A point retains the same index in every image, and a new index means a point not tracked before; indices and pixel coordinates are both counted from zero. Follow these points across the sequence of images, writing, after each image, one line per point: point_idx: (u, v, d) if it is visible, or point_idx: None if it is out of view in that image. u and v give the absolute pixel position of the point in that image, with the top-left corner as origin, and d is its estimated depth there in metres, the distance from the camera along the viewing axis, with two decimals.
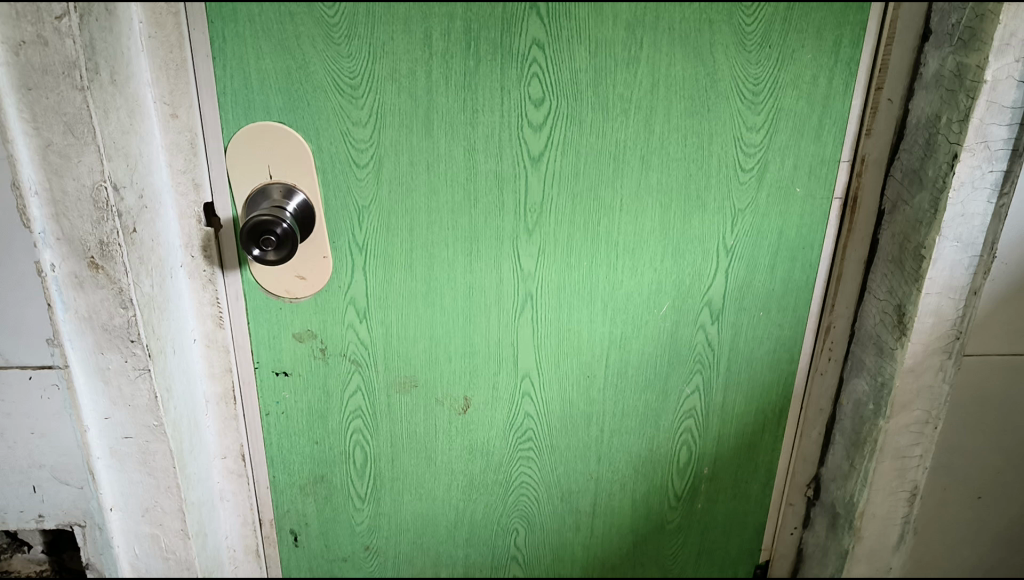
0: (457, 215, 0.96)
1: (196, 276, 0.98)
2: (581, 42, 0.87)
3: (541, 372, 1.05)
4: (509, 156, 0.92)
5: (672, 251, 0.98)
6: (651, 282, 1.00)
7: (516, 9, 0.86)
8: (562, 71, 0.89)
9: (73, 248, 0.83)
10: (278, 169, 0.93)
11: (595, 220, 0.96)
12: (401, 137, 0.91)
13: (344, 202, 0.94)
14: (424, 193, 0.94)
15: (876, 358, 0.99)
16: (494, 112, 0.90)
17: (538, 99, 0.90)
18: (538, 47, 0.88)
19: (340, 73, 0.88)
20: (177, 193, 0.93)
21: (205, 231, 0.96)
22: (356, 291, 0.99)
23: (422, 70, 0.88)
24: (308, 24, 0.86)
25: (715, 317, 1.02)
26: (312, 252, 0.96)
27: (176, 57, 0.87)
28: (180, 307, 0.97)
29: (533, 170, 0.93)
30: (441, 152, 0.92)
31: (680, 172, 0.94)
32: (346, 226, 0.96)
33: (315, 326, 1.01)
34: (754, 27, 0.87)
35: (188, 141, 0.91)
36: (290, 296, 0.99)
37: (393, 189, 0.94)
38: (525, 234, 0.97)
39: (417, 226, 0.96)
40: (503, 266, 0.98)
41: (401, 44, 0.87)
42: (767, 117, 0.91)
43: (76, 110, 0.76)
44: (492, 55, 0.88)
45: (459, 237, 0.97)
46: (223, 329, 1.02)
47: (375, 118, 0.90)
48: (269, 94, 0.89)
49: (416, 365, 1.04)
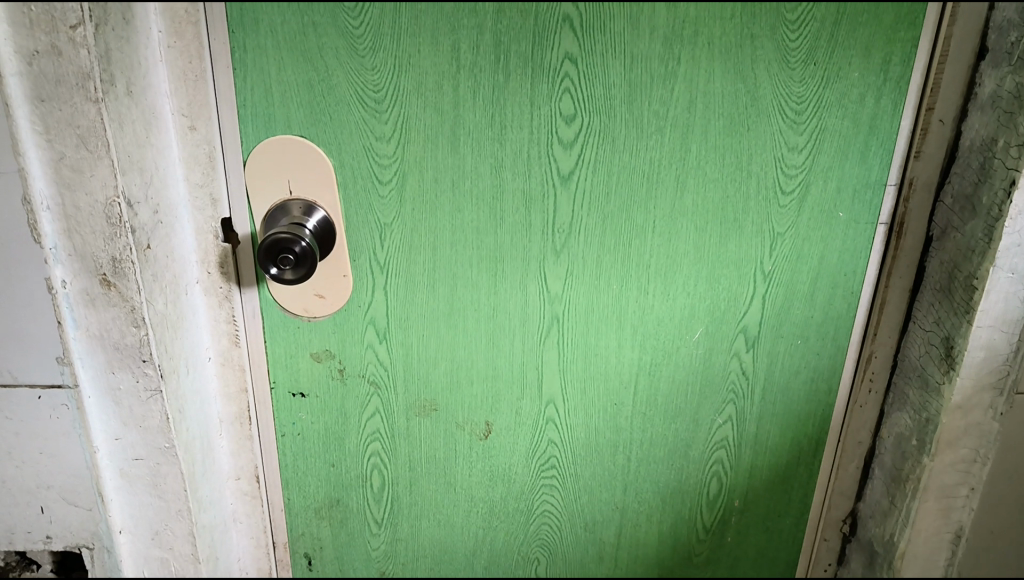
0: (482, 235, 0.92)
1: (212, 293, 0.95)
2: (616, 56, 0.84)
3: (567, 399, 1.01)
4: (538, 174, 0.89)
5: (706, 276, 0.94)
6: (684, 307, 0.95)
7: (549, 21, 0.82)
8: (595, 86, 0.85)
9: (86, 265, 0.80)
10: (297, 184, 0.90)
11: (628, 242, 0.92)
12: (426, 152, 0.88)
13: (365, 219, 0.91)
14: (449, 211, 0.91)
15: (921, 392, 0.94)
16: (523, 128, 0.87)
17: (569, 115, 0.86)
18: (571, 61, 0.84)
19: (365, 86, 0.85)
20: (193, 208, 0.91)
21: (222, 247, 0.93)
22: (376, 311, 0.96)
23: (449, 84, 0.85)
24: (332, 35, 0.83)
25: (751, 345, 0.97)
26: (331, 269, 0.93)
27: (196, 67, 0.85)
28: (194, 325, 0.94)
29: (562, 189, 0.90)
30: (468, 168, 0.89)
31: (717, 193, 0.89)
32: (368, 243, 0.93)
33: (333, 346, 0.98)
34: (799, 43, 0.83)
35: (207, 154, 0.89)
36: (307, 315, 0.96)
37: (416, 207, 0.91)
38: (553, 255, 0.93)
39: (441, 245, 0.93)
40: (529, 288, 0.95)
41: (428, 57, 0.84)
42: (810, 137, 0.87)
43: (89, 122, 0.74)
44: (523, 68, 0.84)
45: (484, 256, 0.93)
46: (238, 348, 0.98)
47: (400, 133, 0.87)
48: (291, 106, 0.86)
49: (437, 388, 1.00)
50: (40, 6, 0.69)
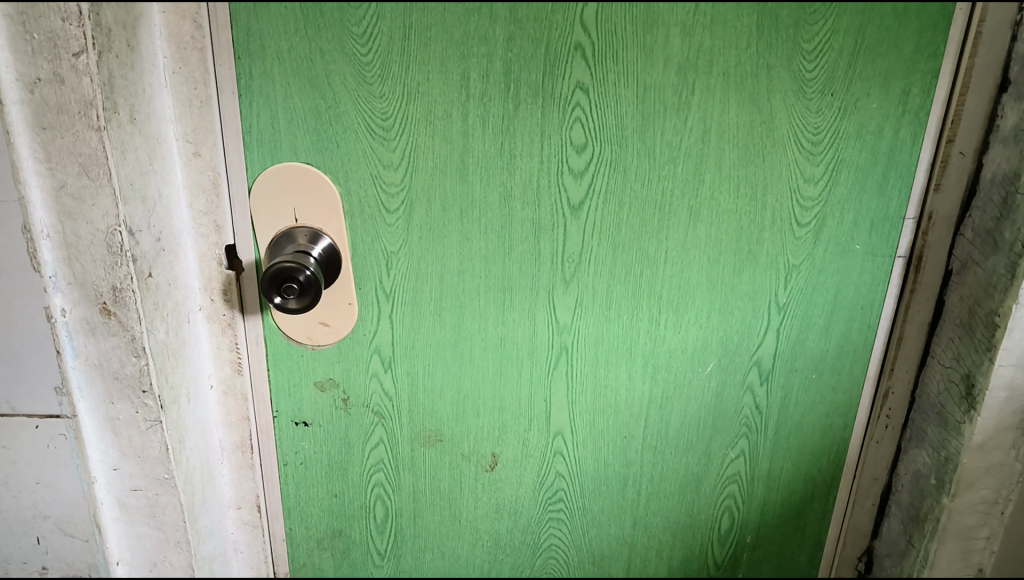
0: (490, 264, 0.90)
1: (215, 320, 0.94)
2: (628, 85, 0.82)
3: (575, 431, 0.99)
4: (548, 203, 0.87)
5: (719, 308, 0.91)
6: (697, 340, 0.93)
7: (560, 50, 0.81)
8: (607, 116, 0.84)
9: (85, 294, 0.78)
10: (304, 211, 0.89)
11: (639, 272, 0.90)
12: (435, 180, 0.87)
13: (371, 246, 0.90)
14: (457, 240, 0.89)
15: (940, 430, 0.91)
16: (533, 157, 0.85)
17: (580, 145, 0.85)
18: (582, 90, 0.83)
19: (373, 114, 0.84)
20: (198, 235, 0.90)
21: (225, 274, 0.92)
22: (381, 340, 0.94)
23: (458, 112, 0.84)
24: (340, 62, 0.82)
25: (764, 378, 0.95)
26: (336, 297, 0.91)
27: (201, 93, 0.84)
28: (196, 352, 0.92)
29: (572, 219, 0.88)
30: (477, 198, 0.88)
31: (731, 224, 0.88)
32: (374, 271, 0.91)
33: (338, 374, 0.96)
34: (816, 73, 0.81)
35: (211, 180, 0.88)
36: (312, 343, 0.94)
37: (424, 235, 0.89)
38: (562, 285, 0.91)
39: (448, 273, 0.91)
40: (537, 318, 0.93)
41: (437, 85, 0.83)
42: (827, 168, 0.85)
43: (91, 151, 0.72)
44: (533, 97, 0.83)
45: (492, 285, 0.91)
46: (241, 376, 0.97)
47: (408, 161, 0.86)
48: (297, 133, 0.85)
49: (442, 420, 0.98)
50: (44, 33, 0.68)
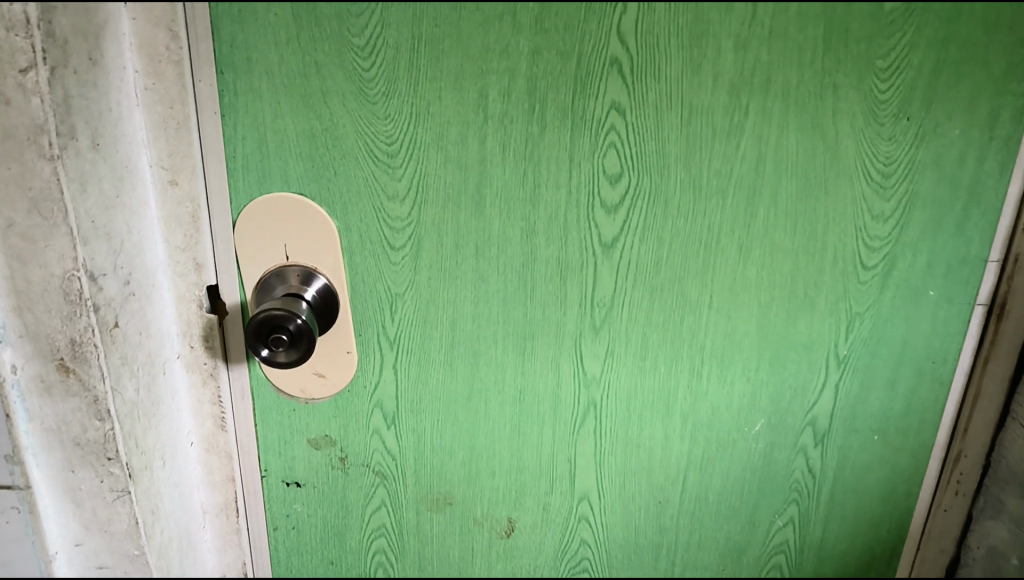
0: (509, 308, 0.79)
1: (195, 370, 0.82)
2: (672, 106, 0.71)
3: (603, 494, 0.87)
4: (576, 241, 0.76)
5: (770, 360, 0.80)
6: (744, 395, 0.81)
7: (593, 66, 0.70)
8: (646, 141, 0.72)
9: (40, 348, 0.68)
10: (295, 248, 0.78)
11: (679, 320, 0.78)
12: (446, 213, 0.76)
13: (373, 288, 0.79)
14: (471, 281, 0.78)
15: (1020, 502, 0.79)
16: (560, 188, 0.74)
17: (614, 174, 0.73)
18: (618, 111, 0.71)
19: (377, 137, 0.73)
20: (176, 274, 0.78)
21: (207, 318, 0.81)
22: (384, 392, 0.83)
23: (475, 136, 0.73)
24: (338, 77, 0.71)
25: (819, 439, 0.83)
26: (334, 345, 0.80)
27: (178, 113, 0.72)
28: (173, 407, 0.81)
29: (603, 258, 0.76)
30: (495, 234, 0.76)
31: (786, 266, 0.76)
32: (376, 316, 0.80)
33: (334, 431, 0.85)
34: (889, 95, 0.70)
35: (190, 214, 0.76)
36: (305, 396, 0.83)
37: (434, 274, 0.78)
38: (591, 332, 0.79)
39: (461, 318, 0.80)
40: (562, 370, 0.81)
41: (451, 104, 0.72)
42: (899, 204, 0.74)
43: (43, 183, 0.62)
44: (561, 119, 0.72)
45: (511, 331, 0.80)
46: (225, 432, 0.85)
47: (416, 192, 0.75)
48: (289, 159, 0.74)
49: (452, 481, 0.87)
50: None
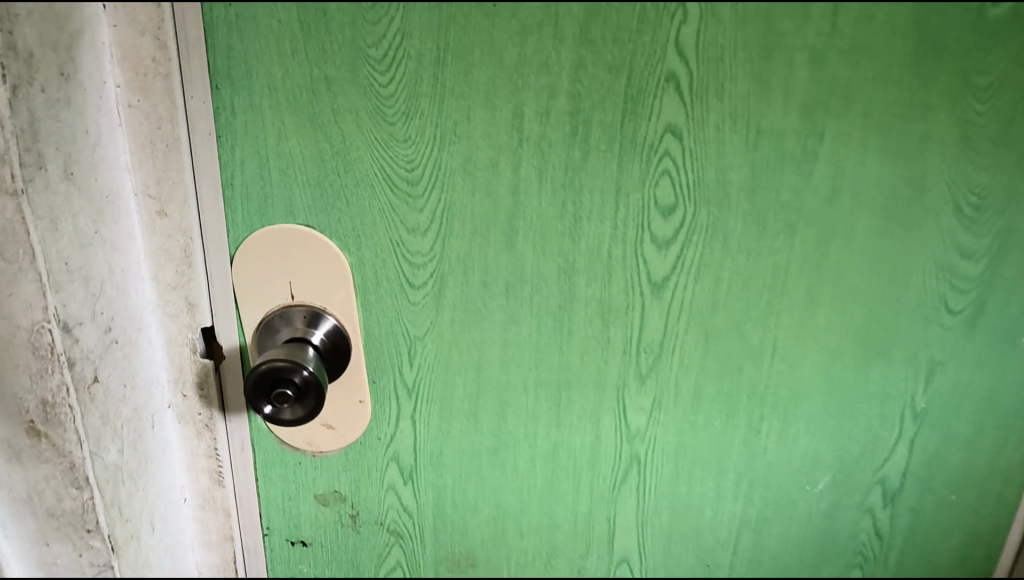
0: (543, 354, 0.70)
1: (189, 420, 0.74)
2: (736, 129, 0.61)
3: (644, 556, 0.78)
4: (621, 280, 0.66)
5: (838, 413, 0.71)
6: (807, 451, 0.72)
7: (646, 82, 0.61)
8: (705, 169, 0.63)
9: (8, 412, 0.63)
10: (302, 286, 0.68)
11: (736, 368, 0.69)
12: (473, 248, 0.66)
13: (390, 330, 0.70)
14: (500, 324, 0.69)
15: None
16: (604, 221, 0.65)
17: (667, 206, 0.64)
18: (673, 134, 0.62)
19: (395, 162, 0.64)
20: (166, 314, 0.69)
21: (201, 363, 0.72)
22: (400, 446, 0.74)
23: (508, 161, 0.63)
24: (351, 94, 0.62)
25: (889, 499, 0.74)
26: (345, 393, 0.72)
27: (167, 134, 0.62)
28: (163, 462, 0.73)
29: (652, 300, 0.67)
30: (528, 271, 0.67)
31: (861, 309, 0.67)
32: (393, 362, 0.71)
33: (345, 486, 0.76)
34: (988, 118, 0.61)
35: (182, 248, 0.67)
36: (312, 449, 0.74)
37: (458, 316, 0.69)
38: (636, 381, 0.70)
39: (488, 364, 0.70)
40: (602, 423, 0.72)
41: (480, 125, 0.62)
42: (992, 241, 0.64)
43: (6, 222, 0.56)
44: (607, 143, 0.62)
45: (545, 381, 0.71)
46: (223, 488, 0.77)
47: (439, 224, 0.66)
48: (294, 186, 0.65)
49: (476, 540, 0.78)
50: None
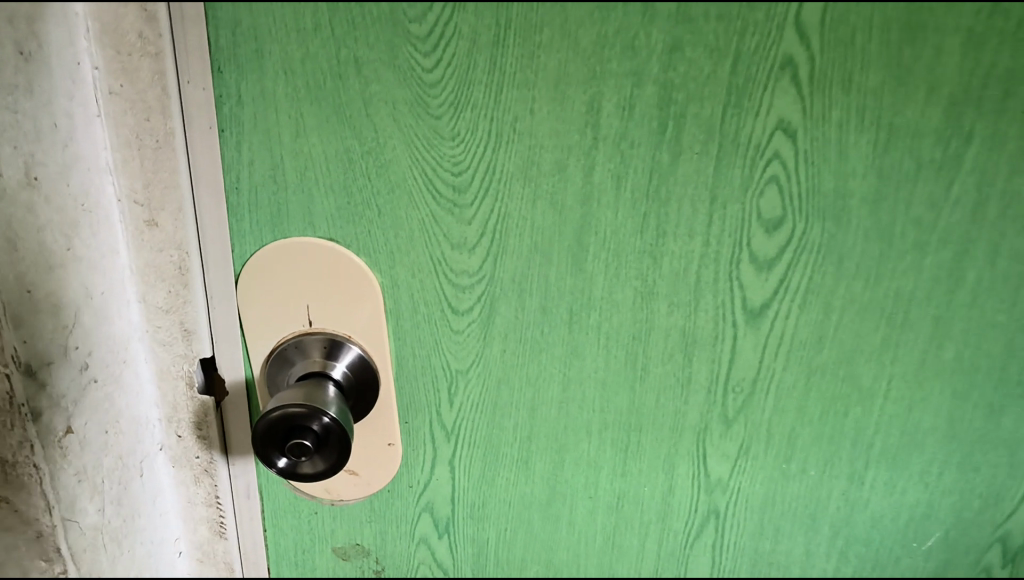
0: (611, 393, 0.58)
1: (185, 464, 0.62)
2: (864, 128, 0.50)
3: None
4: (710, 307, 0.55)
5: (958, 463, 0.60)
6: (917, 505, 0.61)
7: (757, 68, 0.49)
8: (822, 176, 0.51)
9: None
10: (322, 311, 0.56)
11: (841, 411, 0.58)
12: (533, 267, 0.55)
13: (426, 363, 0.58)
14: (561, 358, 0.57)
15: None
16: (694, 238, 0.53)
17: (772, 219, 0.52)
18: (785, 133, 0.50)
19: (439, 163, 0.52)
20: (157, 343, 0.57)
21: (200, 400, 0.60)
22: (435, 494, 0.63)
23: (579, 164, 0.51)
24: (386, 81, 0.49)
25: (1009, 558, 0.64)
26: (371, 436, 0.60)
27: (157, 127, 0.50)
28: (155, 511, 0.63)
29: (747, 331, 0.56)
30: (598, 297, 0.55)
31: (996, 344, 0.56)
32: (429, 400, 0.60)
33: (369, 539, 0.66)
34: None
35: (176, 265, 0.54)
36: (331, 496, 0.63)
37: (511, 348, 0.57)
38: (720, 425, 0.59)
39: (544, 404, 0.59)
40: (676, 472, 0.61)
41: (546, 121, 0.50)
42: None
43: None
44: (703, 143, 0.51)
45: (612, 423, 0.59)
46: (225, 540, 0.66)
47: (491, 239, 0.54)
48: (314, 192, 0.53)
49: None
50: None
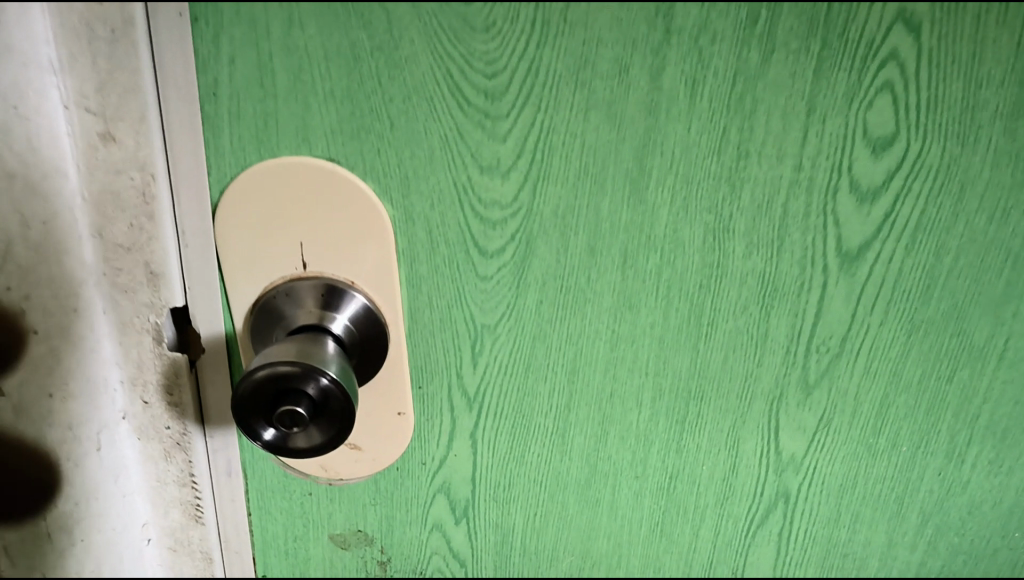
0: (669, 355, 0.49)
1: (154, 435, 0.52)
2: (1008, 20, 0.39)
3: None
4: (796, 250, 0.45)
5: None
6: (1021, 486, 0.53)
7: None
8: (948, 82, 0.41)
9: None
10: (319, 251, 0.45)
11: (944, 376, 0.49)
12: (581, 199, 0.44)
13: (446, 316, 0.48)
14: (612, 312, 0.47)
15: None
16: (783, 162, 0.43)
17: (881, 139, 0.42)
18: (908, 26, 0.40)
19: (469, 62, 0.41)
20: (117, 289, 0.47)
21: (171, 359, 0.49)
22: (453, 473, 0.54)
23: (646, 65, 0.41)
24: None
25: None
26: (378, 404, 0.50)
27: (113, 12, 0.39)
28: (118, 487, 0.53)
29: (838, 278, 0.46)
30: (660, 236, 0.45)
31: None
32: (447, 361, 0.49)
33: (373, 524, 0.56)
34: None
35: (139, 191, 0.44)
36: (329, 474, 0.52)
37: (549, 300, 0.47)
38: (798, 393, 0.49)
39: (588, 368, 0.49)
40: (741, 449, 0.52)
41: (606, 8, 0.40)
42: None
43: None
44: (804, 40, 0.40)
45: (668, 390, 0.50)
46: (202, 525, 0.56)
47: (530, 161, 0.43)
48: (309, 99, 0.42)
49: None
50: None
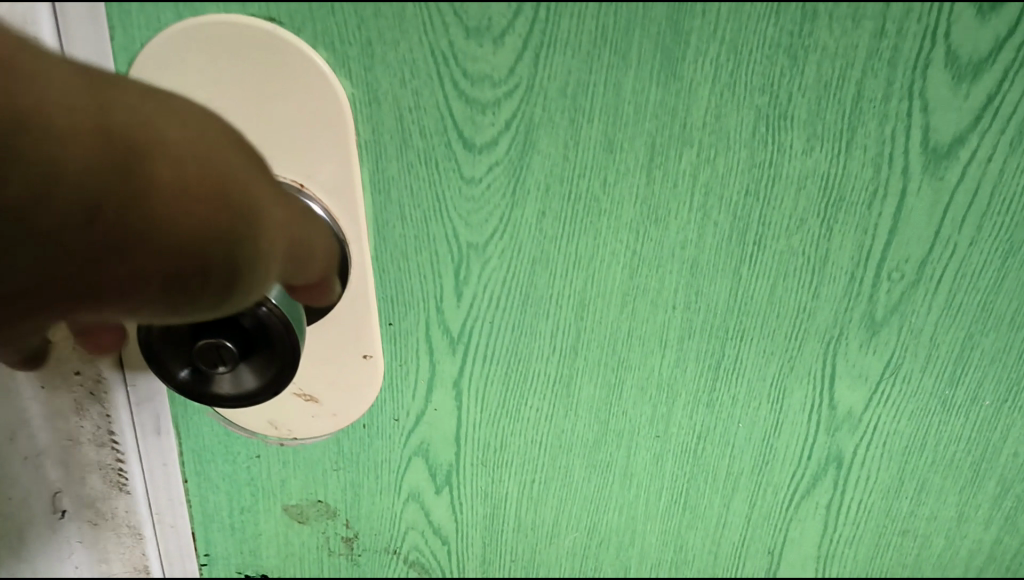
0: (702, 286, 0.39)
1: (61, 383, 0.41)
2: None
3: None
4: (870, 146, 0.35)
5: None
6: None
7: None
8: None
9: None
10: (259, 144, 0.35)
11: None
12: (598, 77, 0.34)
13: (422, 234, 0.38)
14: (633, 229, 0.37)
15: None
16: (864, 25, 0.33)
17: None
18: None
19: None
20: None
21: None
22: (432, 432, 0.44)
23: None
24: None
25: None
26: (338, 344, 0.40)
27: None
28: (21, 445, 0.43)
29: (921, 184, 0.36)
30: (698, 128, 0.35)
31: None
32: (424, 291, 0.39)
33: (337, 494, 0.46)
34: None
35: None
36: (278, 432, 0.43)
37: (554, 213, 0.37)
38: (860, 333, 0.40)
39: (601, 303, 0.39)
40: (787, 402, 0.42)
41: None
42: None
43: None
44: None
45: (700, 330, 0.40)
46: (128, 492, 0.46)
47: (530, 22, 0.33)
48: None
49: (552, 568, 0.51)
50: None
